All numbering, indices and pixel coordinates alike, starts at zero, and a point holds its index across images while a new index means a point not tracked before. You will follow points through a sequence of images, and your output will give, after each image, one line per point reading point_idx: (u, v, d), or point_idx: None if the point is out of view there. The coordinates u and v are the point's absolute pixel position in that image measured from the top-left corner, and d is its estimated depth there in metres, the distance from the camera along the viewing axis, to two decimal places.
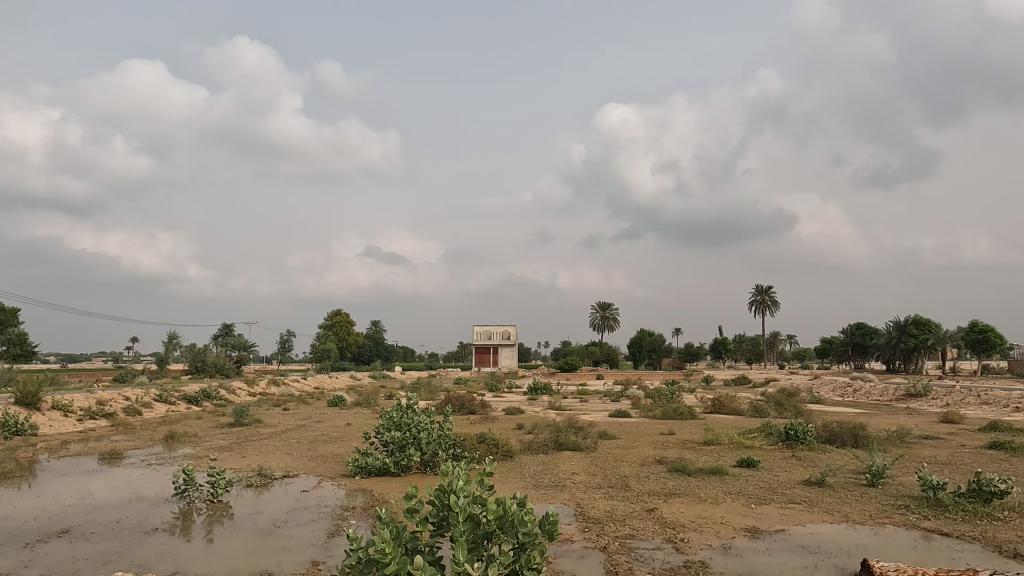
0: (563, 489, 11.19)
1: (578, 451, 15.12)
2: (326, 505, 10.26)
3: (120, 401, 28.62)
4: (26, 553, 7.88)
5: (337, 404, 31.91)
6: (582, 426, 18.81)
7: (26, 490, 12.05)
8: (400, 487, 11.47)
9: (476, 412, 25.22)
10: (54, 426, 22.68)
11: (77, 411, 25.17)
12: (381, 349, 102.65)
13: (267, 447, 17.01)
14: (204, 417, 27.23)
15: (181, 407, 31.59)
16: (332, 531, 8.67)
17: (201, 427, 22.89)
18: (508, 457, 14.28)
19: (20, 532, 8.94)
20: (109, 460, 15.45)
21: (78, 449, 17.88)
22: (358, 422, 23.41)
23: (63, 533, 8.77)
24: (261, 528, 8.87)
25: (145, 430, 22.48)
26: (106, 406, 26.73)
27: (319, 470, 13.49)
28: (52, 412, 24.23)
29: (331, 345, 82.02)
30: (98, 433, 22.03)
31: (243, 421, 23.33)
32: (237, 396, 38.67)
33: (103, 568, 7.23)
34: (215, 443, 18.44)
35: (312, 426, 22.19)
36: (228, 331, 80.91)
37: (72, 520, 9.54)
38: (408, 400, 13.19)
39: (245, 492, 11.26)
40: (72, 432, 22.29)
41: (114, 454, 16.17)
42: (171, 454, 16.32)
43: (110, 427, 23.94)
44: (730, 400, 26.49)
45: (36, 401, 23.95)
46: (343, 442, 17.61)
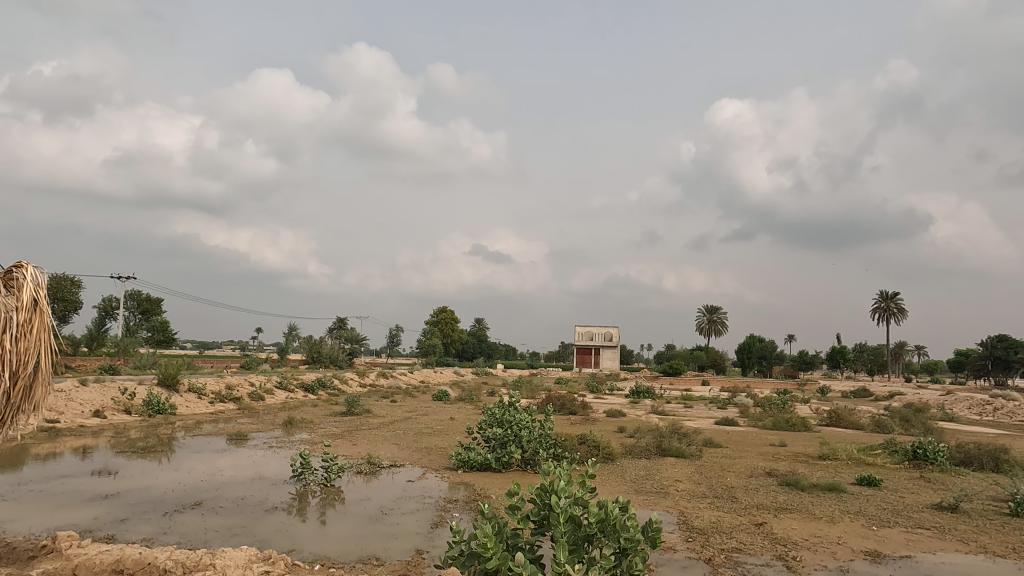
0: (666, 496, 10.90)
1: (682, 458, 14.71)
2: (431, 496, 10.56)
3: (246, 386, 30.86)
4: (165, 521, 8.67)
5: (441, 398, 32.85)
6: (687, 432, 18.26)
7: (164, 463, 13.26)
8: (502, 484, 11.60)
9: (577, 413, 25.14)
10: (189, 407, 24.78)
11: (209, 394, 27.40)
12: (484, 347, 104.77)
13: (376, 436, 17.80)
14: (319, 405, 28.87)
15: (299, 395, 33.65)
16: (436, 521, 8.90)
17: (317, 415, 24.28)
18: (609, 459, 14.12)
19: (160, 501, 9.84)
20: (236, 441, 16.73)
21: (210, 429, 19.51)
22: (461, 418, 23.92)
23: (196, 505, 9.58)
24: (371, 514, 9.25)
25: (267, 415, 24.14)
26: (233, 391, 28.93)
27: (425, 461, 13.93)
28: (188, 394, 26.55)
29: (437, 341, 84.50)
30: (226, 415, 23.95)
31: (354, 410, 24.52)
32: (348, 386, 40.73)
33: (230, 540, 7.83)
34: (329, 430, 19.49)
35: (418, 419, 22.93)
36: (341, 324, 85.24)
37: (204, 494, 10.41)
38: (510, 397, 13.31)
39: (355, 478, 11.81)
40: (204, 413, 24.32)
41: (241, 435, 17.50)
42: (289, 438, 17.44)
43: (236, 410, 25.88)
44: (849, 413, 24.78)
45: (175, 382, 26.23)
46: (446, 436, 18.08)
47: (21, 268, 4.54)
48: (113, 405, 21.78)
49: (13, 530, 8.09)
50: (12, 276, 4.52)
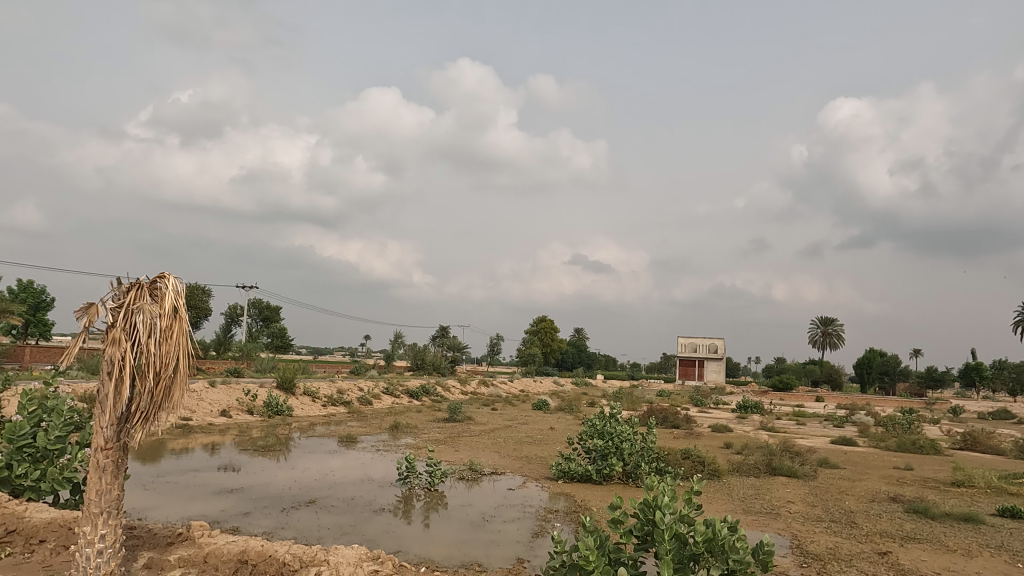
0: (777, 518, 10.34)
1: (794, 478, 13.93)
2: (531, 505, 10.58)
3: (356, 391, 32.34)
4: (282, 517, 9.20)
5: (541, 407, 32.93)
6: (800, 451, 17.28)
7: (282, 462, 14.12)
8: (603, 496, 11.44)
9: (680, 427, 24.42)
10: (304, 409, 26.28)
11: (322, 398, 28.90)
12: (584, 357, 104.16)
13: (478, 443, 18.08)
14: (424, 411, 29.73)
15: (405, 400, 34.84)
16: (536, 531, 8.91)
17: (421, 420, 25.03)
18: (715, 476, 13.59)
19: (278, 498, 10.45)
20: (347, 443, 17.55)
21: (323, 430, 20.57)
22: (561, 427, 23.89)
23: (311, 503, 10.09)
24: (472, 520, 9.38)
25: (375, 419, 25.15)
26: (344, 395, 30.39)
27: (525, 470, 14.00)
28: (304, 397, 28.15)
29: (536, 350, 84.95)
30: (338, 418, 25.18)
31: (456, 417, 25.06)
32: (451, 393, 41.71)
33: (341, 538, 8.18)
34: (432, 436, 20.03)
35: (518, 428, 23.10)
36: (444, 332, 87.51)
37: (318, 492, 10.97)
38: (611, 408, 13.12)
39: (457, 484, 12.05)
40: (318, 415, 25.70)
41: (351, 438, 18.32)
42: (395, 442, 18.08)
43: (346, 413, 27.15)
44: (987, 436, 22.52)
45: (291, 386, 27.88)
46: (546, 446, 18.09)
47: (164, 278, 4.97)
48: (238, 405, 23.45)
49: (152, 518, 8.86)
50: (157, 286, 4.96)
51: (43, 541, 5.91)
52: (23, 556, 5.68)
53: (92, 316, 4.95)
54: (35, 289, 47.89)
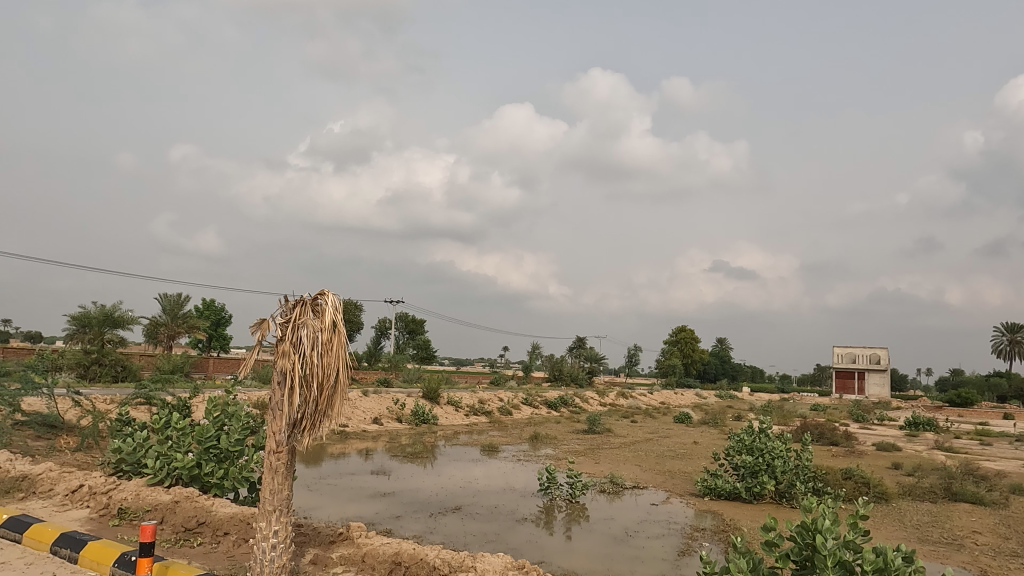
0: (960, 550, 9.21)
1: (979, 505, 12.33)
2: (676, 522, 10.23)
3: (496, 401, 33.14)
4: (431, 522, 9.59)
5: (683, 420, 31.84)
6: (986, 474, 15.27)
7: (429, 469, 14.73)
8: (754, 516, 10.81)
9: (839, 444, 22.54)
10: (448, 418, 27.35)
11: (464, 407, 29.89)
12: (728, 368, 99.55)
13: (619, 456, 17.81)
14: (563, 422, 29.80)
15: (543, 410, 35.17)
16: (683, 549, 8.58)
17: (561, 431, 25.11)
18: (882, 499, 12.39)
19: (427, 503, 10.91)
20: (489, 452, 18.00)
21: (466, 439, 21.28)
22: (705, 441, 22.93)
23: (456, 510, 10.44)
24: (615, 534, 9.24)
25: (515, 429, 25.59)
26: (485, 404, 31.24)
27: (668, 485, 13.57)
28: (447, 406, 29.28)
29: (676, 361, 82.41)
30: (479, 427, 25.92)
31: (596, 428, 24.88)
32: (590, 405, 41.51)
33: (486, 545, 8.38)
34: (572, 447, 20.01)
35: (660, 441, 22.47)
36: (581, 343, 87.51)
37: (463, 499, 11.33)
38: (761, 423, 12.38)
39: (598, 497, 11.92)
40: (461, 424, 26.61)
41: (493, 447, 18.77)
42: (536, 452, 18.26)
43: (487, 423, 27.88)
44: None
45: (436, 395, 29.07)
46: (690, 460, 17.43)
47: (325, 295, 5.36)
48: (388, 413, 24.85)
49: (317, 517, 9.62)
50: (318, 302, 5.37)
51: (227, 533, 6.57)
52: (211, 546, 6.36)
53: (264, 331, 5.46)
54: (216, 307, 53.95)
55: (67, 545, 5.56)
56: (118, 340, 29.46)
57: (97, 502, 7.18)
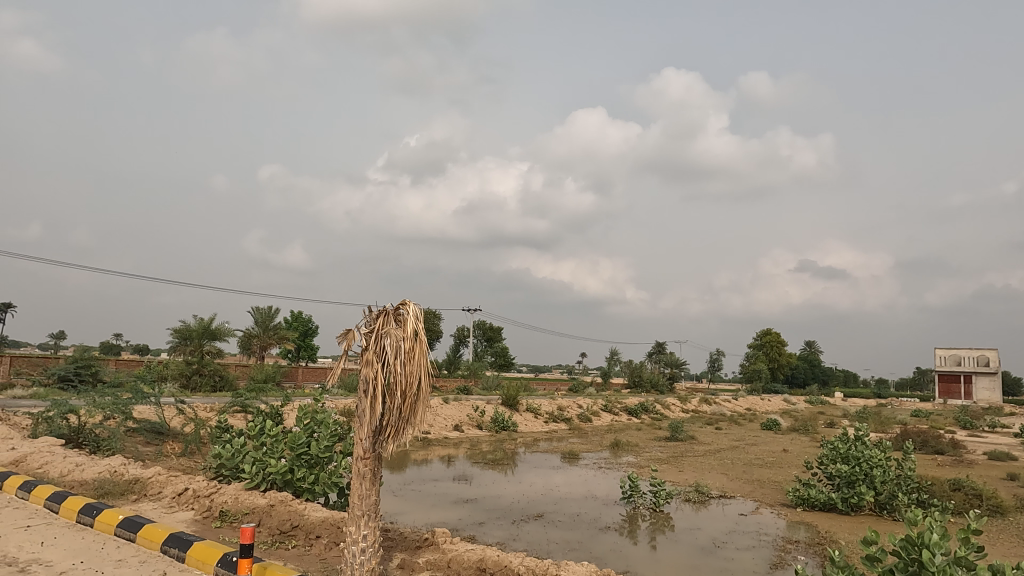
0: None
1: None
2: (767, 533, 9.83)
3: (576, 408, 32.95)
4: (514, 529, 9.61)
5: (771, 427, 30.61)
6: None
7: (510, 475, 14.80)
8: (852, 528, 10.23)
9: (945, 453, 21.05)
10: (528, 425, 27.42)
11: (543, 414, 29.88)
12: (819, 373, 95.03)
13: (704, 464, 17.30)
14: (644, 429, 29.26)
15: (624, 417, 34.68)
16: (775, 562, 8.24)
17: (642, 438, 24.69)
18: (997, 513, 11.46)
19: (509, 510, 10.95)
20: (569, 460, 17.89)
21: (547, 446, 21.25)
22: (795, 449, 21.96)
23: (539, 517, 10.43)
24: (702, 545, 8.98)
25: (595, 436, 25.35)
26: (564, 411, 31.12)
27: (757, 495, 13.07)
28: (527, 413, 29.35)
29: (762, 366, 79.46)
30: (559, 434, 25.83)
31: (678, 436, 24.29)
32: (671, 411, 40.60)
33: (569, 554, 8.32)
34: (654, 454, 19.61)
35: (747, 449, 21.68)
36: (660, 348, 85.84)
37: (545, 507, 11.30)
38: (857, 430, 11.73)
39: (683, 506, 11.63)
40: (541, 431, 26.61)
41: (573, 454, 18.65)
42: (617, 460, 18.01)
43: (567, 430, 27.75)
44: None
45: (515, 402, 29.20)
46: (780, 469, 16.73)
47: (406, 305, 5.49)
48: (469, 420, 25.17)
49: (403, 522, 9.84)
50: (400, 312, 5.51)
51: (319, 537, 6.82)
52: (304, 548, 6.62)
53: (350, 341, 5.65)
54: (303, 318, 56.34)
55: (175, 545, 5.92)
56: (215, 351, 31.21)
57: (201, 504, 7.62)
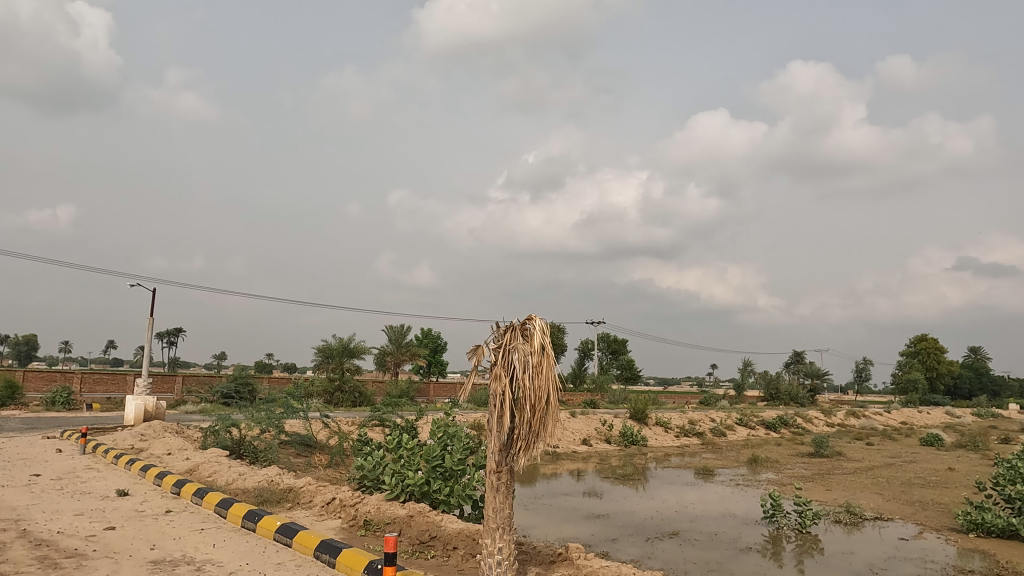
0: None
1: None
2: (932, 561, 8.89)
3: (708, 422, 31.67)
4: (648, 547, 9.36)
5: (932, 443, 27.73)
6: None
7: (641, 491, 14.45)
8: None
9: None
10: (658, 440, 26.71)
11: (674, 428, 28.96)
12: (987, 383, 85.09)
13: (855, 483, 15.97)
14: (784, 444, 27.56)
15: (761, 432, 32.86)
16: None
17: (783, 454, 23.24)
18: None
19: (643, 527, 10.69)
20: (704, 476, 17.20)
21: (679, 461, 20.57)
22: (964, 468, 19.71)
23: (674, 535, 10.10)
24: (856, 571, 8.28)
25: (731, 451, 24.19)
26: (696, 425, 30.01)
27: (920, 518, 11.85)
28: (656, 427, 28.60)
29: (918, 375, 72.41)
30: (692, 449, 24.92)
31: (824, 452, 22.62)
32: (815, 425, 37.93)
33: None
34: (797, 471, 18.38)
35: (905, 467, 19.75)
36: (799, 358, 80.67)
37: (680, 525, 10.92)
38: None
39: (833, 527, 10.79)
40: (672, 446, 25.81)
41: (708, 470, 17.91)
42: (756, 477, 17.06)
43: (700, 445, 26.73)
44: None
45: (644, 416, 28.54)
46: (946, 490, 15.08)
47: (532, 319, 5.56)
48: (597, 435, 24.91)
49: (535, 536, 9.90)
50: (527, 327, 5.58)
51: (456, 548, 7.00)
52: (443, 559, 6.82)
53: (479, 357, 5.79)
54: (433, 335, 58.58)
55: (326, 551, 6.32)
56: (354, 369, 33.17)
57: (347, 513, 8.09)
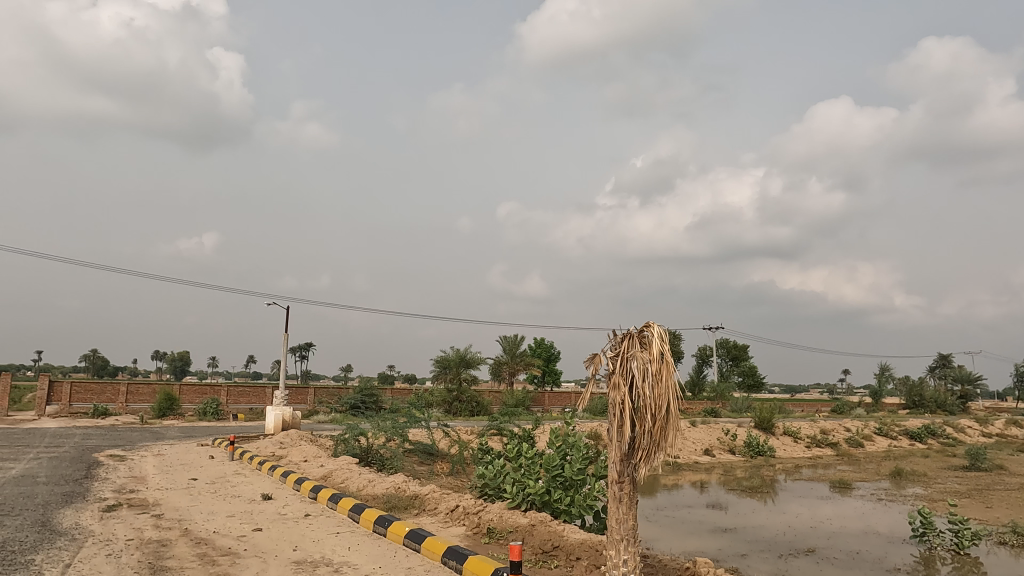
0: None
1: None
2: None
3: (842, 431, 29.55)
4: (782, 564, 8.86)
5: None
6: None
7: (770, 505, 13.69)
8: None
9: None
10: (787, 451, 25.25)
11: (804, 438, 27.26)
12: None
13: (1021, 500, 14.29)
14: (933, 456, 25.15)
15: (905, 443, 30.20)
16: None
17: (932, 467, 21.21)
18: None
19: (775, 543, 10.13)
20: (841, 489, 16.05)
21: (811, 474, 19.32)
22: None
23: (810, 552, 9.50)
24: None
25: (870, 463, 22.41)
26: (829, 435, 28.09)
27: None
28: (784, 437, 27.06)
29: None
30: (825, 461, 23.33)
31: (981, 465, 20.42)
32: (968, 436, 34.35)
33: None
34: (950, 486, 16.70)
35: None
36: (945, 362, 73.53)
37: (816, 541, 10.24)
38: None
39: (997, 549, 9.70)
40: (802, 457, 24.32)
41: (844, 484, 16.69)
42: (901, 492, 15.69)
43: (834, 456, 24.97)
44: None
45: (770, 425, 27.10)
46: None
47: (650, 326, 5.44)
48: (720, 445, 23.94)
49: (659, 548, 9.65)
50: (645, 334, 5.47)
51: (579, 558, 6.94)
52: (566, 569, 6.78)
53: (596, 365, 5.74)
54: (546, 345, 58.84)
55: (453, 558, 6.48)
56: (471, 379, 33.95)
57: (471, 521, 8.26)
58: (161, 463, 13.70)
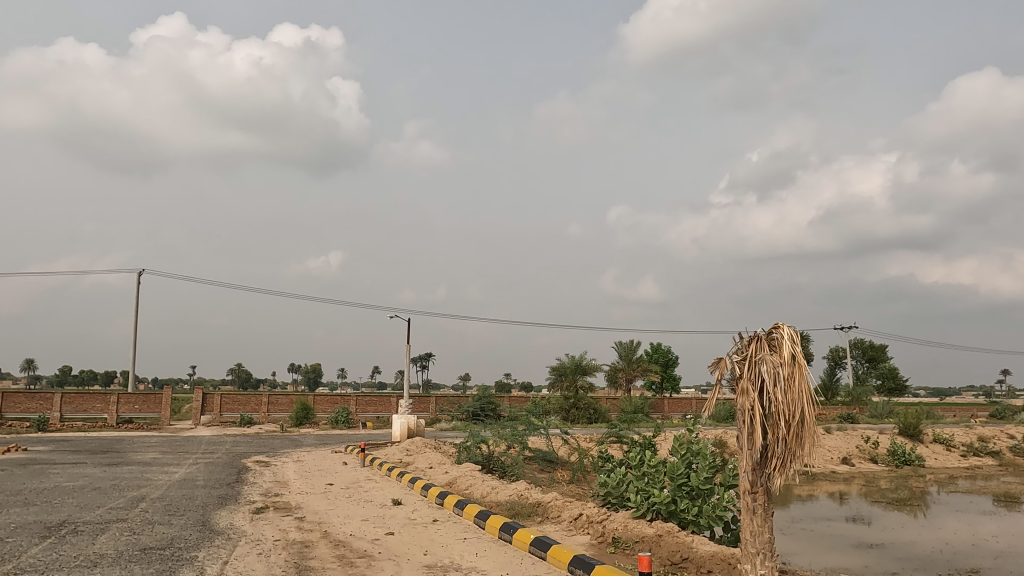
0: None
1: None
2: None
3: (1006, 439, 26.52)
4: None
5: None
6: None
7: (922, 519, 12.51)
8: None
9: None
10: (939, 460, 23.02)
11: (959, 447, 24.74)
12: None
13: None
14: None
15: None
16: None
17: None
18: None
19: (930, 562, 9.24)
20: (1006, 504, 14.38)
21: (969, 486, 17.48)
22: None
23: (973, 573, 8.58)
24: None
25: None
26: (989, 444, 25.33)
27: None
28: (935, 445, 24.70)
29: None
30: (986, 471, 21.03)
31: None
32: None
33: None
34: None
35: None
36: None
37: (980, 561, 9.23)
38: None
39: None
40: (957, 467, 22.08)
41: (1011, 497, 14.96)
42: None
43: (997, 467, 22.46)
44: None
45: (918, 433, 24.84)
46: None
47: (779, 328, 5.18)
48: (859, 453, 22.26)
49: (797, 563, 9.09)
50: (773, 336, 5.21)
51: (710, 571, 6.66)
52: None
53: (721, 369, 5.52)
54: (663, 350, 57.44)
55: (579, 567, 6.42)
56: (588, 386, 33.75)
57: (595, 530, 8.18)
58: (302, 468, 14.68)
